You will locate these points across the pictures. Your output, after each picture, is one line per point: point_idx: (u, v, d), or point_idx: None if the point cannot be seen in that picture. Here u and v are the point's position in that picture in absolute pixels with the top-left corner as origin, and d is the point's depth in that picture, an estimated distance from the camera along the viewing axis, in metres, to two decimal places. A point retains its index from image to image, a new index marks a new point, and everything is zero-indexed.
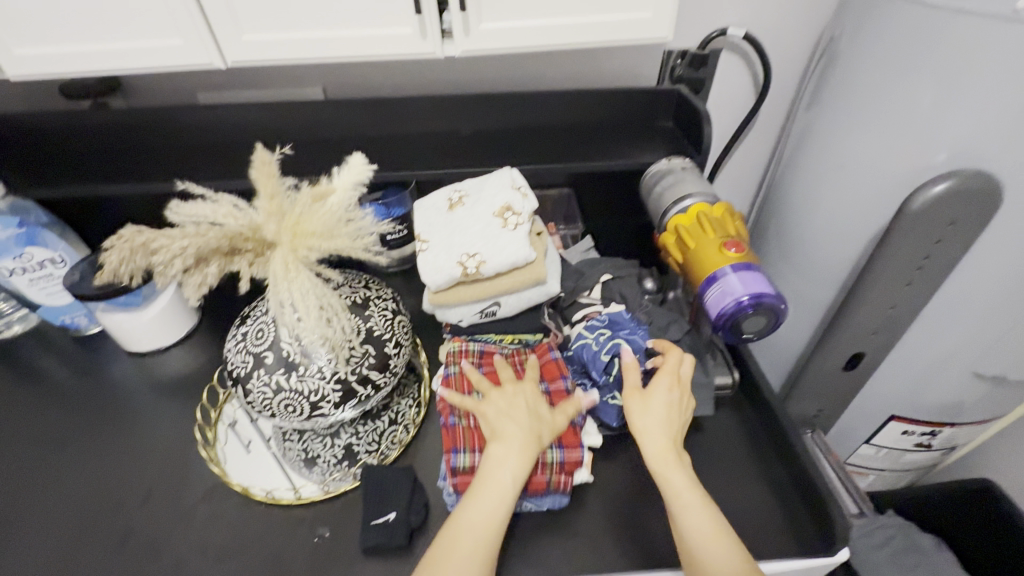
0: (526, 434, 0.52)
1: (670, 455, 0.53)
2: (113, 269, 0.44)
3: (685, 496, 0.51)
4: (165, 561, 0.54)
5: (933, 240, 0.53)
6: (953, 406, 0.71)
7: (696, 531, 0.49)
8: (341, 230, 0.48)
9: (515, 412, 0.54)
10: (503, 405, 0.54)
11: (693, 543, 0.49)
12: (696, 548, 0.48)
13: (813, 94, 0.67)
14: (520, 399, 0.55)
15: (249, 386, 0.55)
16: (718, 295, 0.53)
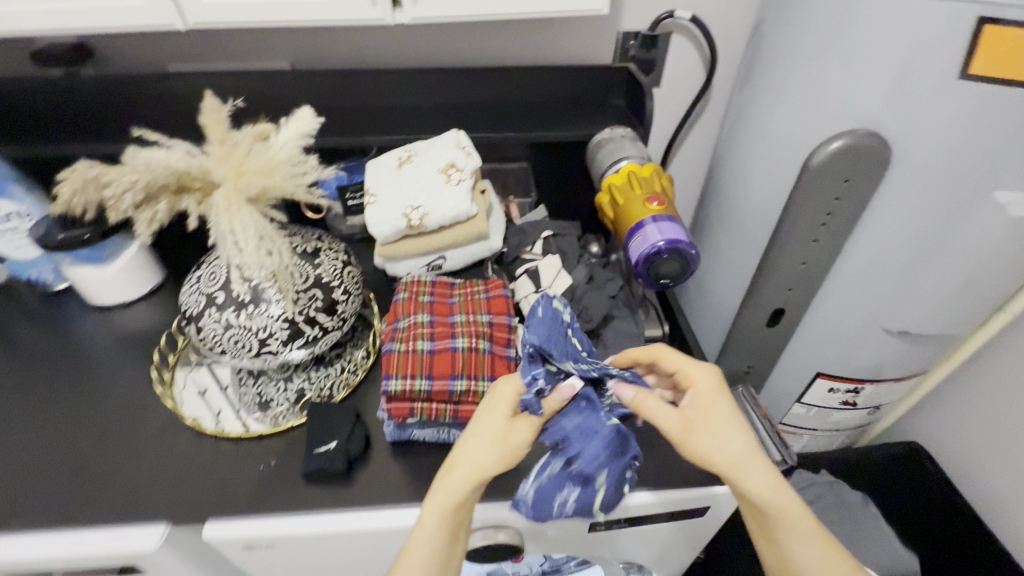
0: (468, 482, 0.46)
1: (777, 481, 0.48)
2: (66, 200, 0.47)
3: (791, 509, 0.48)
4: (118, 485, 0.57)
5: (832, 197, 0.59)
6: (872, 363, 0.75)
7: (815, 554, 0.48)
8: (282, 172, 0.51)
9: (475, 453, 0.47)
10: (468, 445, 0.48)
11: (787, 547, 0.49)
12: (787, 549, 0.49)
13: (745, 69, 0.71)
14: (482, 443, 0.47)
15: (202, 324, 0.58)
16: (638, 243, 0.58)
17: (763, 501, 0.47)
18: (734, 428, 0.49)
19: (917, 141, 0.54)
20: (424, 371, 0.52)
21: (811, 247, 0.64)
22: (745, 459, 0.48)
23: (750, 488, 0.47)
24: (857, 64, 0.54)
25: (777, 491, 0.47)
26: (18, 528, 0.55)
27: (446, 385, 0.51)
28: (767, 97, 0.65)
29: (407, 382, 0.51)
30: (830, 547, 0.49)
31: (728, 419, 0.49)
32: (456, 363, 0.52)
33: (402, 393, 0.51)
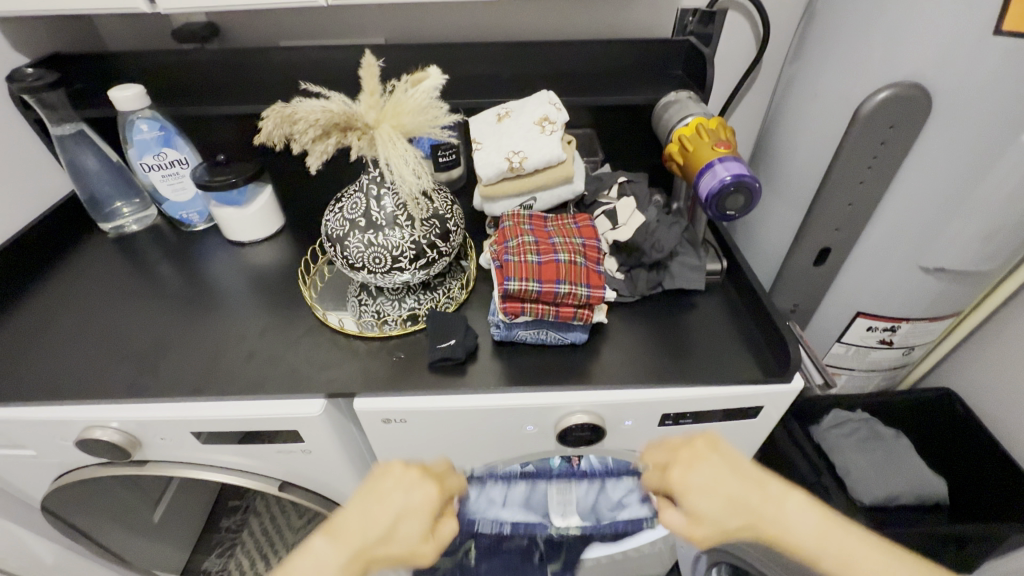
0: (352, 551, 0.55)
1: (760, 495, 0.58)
2: (268, 133, 0.61)
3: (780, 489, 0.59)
4: (284, 366, 0.71)
5: (879, 142, 0.69)
6: (909, 302, 0.84)
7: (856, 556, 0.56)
8: (424, 113, 0.63)
9: (366, 523, 0.56)
10: (399, 492, 0.59)
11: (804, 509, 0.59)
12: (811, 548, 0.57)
13: (797, 40, 0.81)
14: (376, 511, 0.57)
15: (346, 244, 0.72)
16: (708, 180, 0.69)
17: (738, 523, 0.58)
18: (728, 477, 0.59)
19: (955, 93, 0.63)
20: (535, 276, 0.64)
21: (856, 188, 0.74)
22: (738, 510, 0.58)
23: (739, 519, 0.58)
24: (901, 25, 0.63)
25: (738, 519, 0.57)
26: (218, 395, 0.68)
27: (553, 288, 0.64)
28: (818, 57, 0.74)
29: (521, 284, 0.64)
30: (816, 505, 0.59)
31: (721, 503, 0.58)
32: (560, 271, 0.64)
33: (517, 293, 0.64)
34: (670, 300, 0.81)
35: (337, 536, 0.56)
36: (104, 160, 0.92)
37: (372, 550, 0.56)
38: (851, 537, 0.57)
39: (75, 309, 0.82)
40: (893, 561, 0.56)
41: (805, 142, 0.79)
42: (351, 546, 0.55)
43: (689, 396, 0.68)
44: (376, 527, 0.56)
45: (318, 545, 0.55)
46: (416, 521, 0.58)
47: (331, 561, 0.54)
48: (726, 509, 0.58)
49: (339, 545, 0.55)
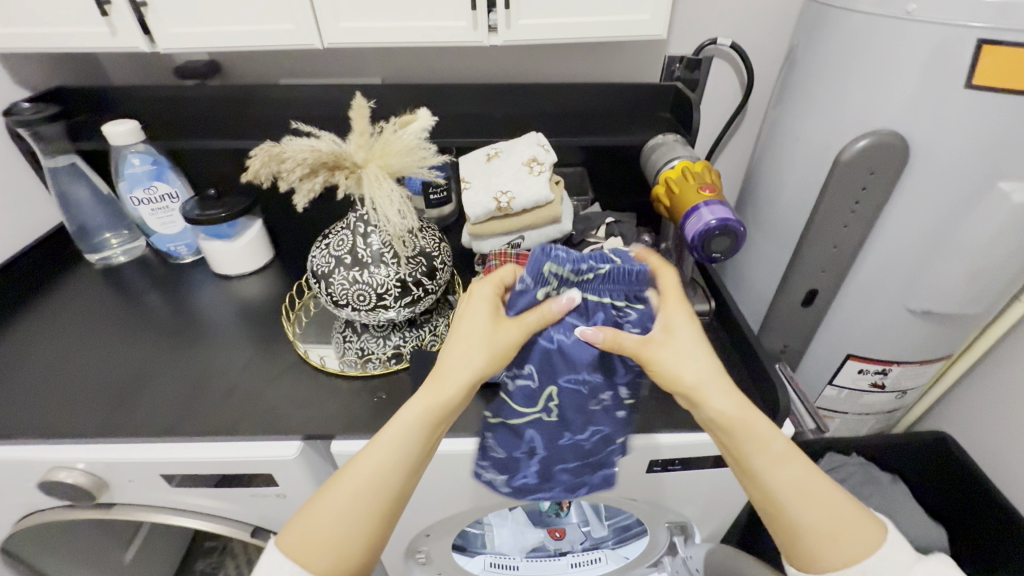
0: (474, 348, 0.54)
1: (740, 405, 0.54)
2: (255, 171, 0.61)
3: (775, 446, 0.52)
4: (260, 405, 0.69)
5: (861, 187, 0.70)
6: (900, 345, 0.84)
7: (786, 488, 0.50)
8: (412, 153, 0.64)
9: (467, 329, 0.55)
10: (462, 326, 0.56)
11: (782, 455, 0.52)
12: (772, 484, 0.51)
13: (780, 87, 0.83)
14: (474, 325, 0.55)
15: (331, 280, 0.71)
16: (693, 223, 0.69)
17: (687, 381, 0.54)
18: (701, 353, 0.55)
19: (931, 140, 0.65)
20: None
21: (841, 231, 0.75)
22: (709, 379, 0.54)
23: (714, 406, 0.53)
24: (877, 75, 0.65)
25: (699, 381, 0.54)
26: (188, 435, 0.65)
27: None
28: (799, 105, 0.76)
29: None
30: (807, 467, 0.52)
31: (702, 356, 0.55)
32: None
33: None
34: None
35: (437, 378, 0.54)
36: (94, 194, 0.92)
37: (462, 379, 0.53)
38: (809, 468, 0.52)
39: (50, 341, 0.80)
40: (847, 522, 0.49)
41: (790, 185, 0.80)
42: (442, 389, 0.53)
43: (677, 442, 0.66)
44: (460, 365, 0.54)
45: (410, 413, 0.53)
46: (485, 329, 0.55)
47: (422, 405, 0.53)
48: (704, 365, 0.54)
49: (430, 391, 0.53)
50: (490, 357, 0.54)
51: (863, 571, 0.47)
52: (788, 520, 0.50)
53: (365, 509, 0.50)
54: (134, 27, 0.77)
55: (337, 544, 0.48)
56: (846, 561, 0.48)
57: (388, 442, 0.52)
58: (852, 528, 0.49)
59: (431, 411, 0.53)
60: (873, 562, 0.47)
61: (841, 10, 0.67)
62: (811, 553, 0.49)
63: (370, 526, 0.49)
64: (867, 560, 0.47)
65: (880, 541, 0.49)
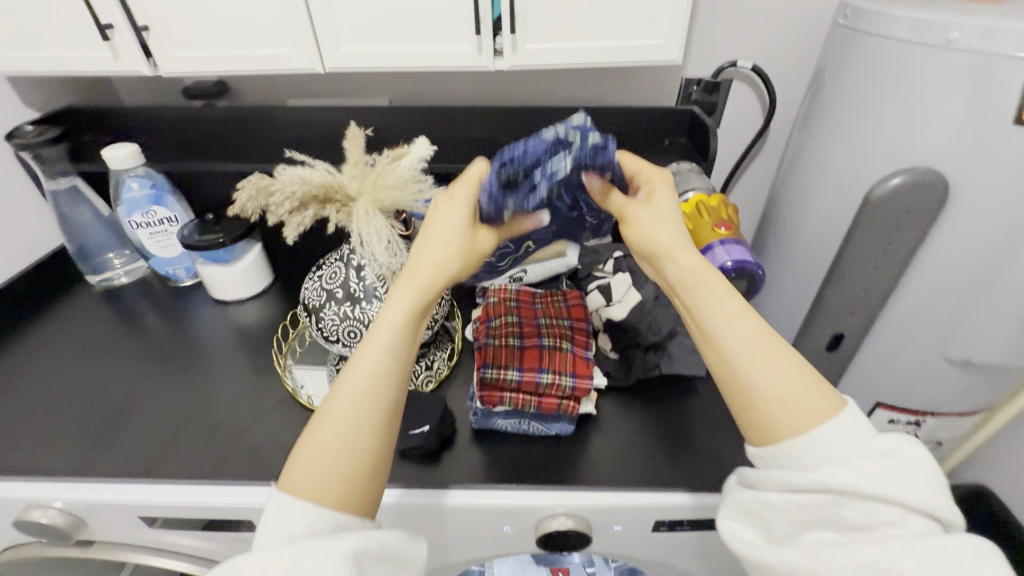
0: (454, 246, 0.51)
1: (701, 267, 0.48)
2: (242, 205, 0.59)
3: (731, 305, 0.46)
4: (244, 445, 0.65)
5: (894, 228, 0.64)
6: (935, 395, 0.77)
7: (741, 350, 0.43)
8: (406, 186, 0.60)
9: (441, 235, 0.51)
10: (432, 232, 0.51)
11: (744, 317, 0.45)
12: (727, 342, 0.44)
13: (805, 114, 0.78)
14: (448, 226, 0.51)
15: (321, 315, 0.68)
16: (707, 263, 0.64)
17: (657, 240, 0.50)
18: (673, 217, 0.52)
19: (974, 178, 0.59)
20: (516, 363, 0.61)
21: (871, 273, 0.69)
22: (679, 238, 0.50)
23: (677, 262, 0.49)
24: (915, 107, 0.60)
25: (670, 240, 0.50)
26: (167, 477, 0.61)
27: (534, 377, 0.60)
28: (825, 136, 0.71)
29: (501, 371, 0.61)
30: (777, 336, 0.44)
31: (673, 218, 0.52)
32: (544, 359, 0.62)
33: (494, 381, 0.60)
34: (668, 385, 0.75)
35: (417, 278, 0.50)
36: (94, 216, 0.90)
37: (444, 272, 0.50)
38: (771, 334, 0.44)
39: (40, 366, 0.78)
40: (812, 388, 0.42)
41: (815, 220, 0.74)
42: (423, 277, 0.50)
43: (687, 504, 0.61)
44: (434, 257, 0.50)
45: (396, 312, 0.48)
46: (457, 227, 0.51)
47: (405, 301, 0.49)
48: (675, 227, 0.51)
49: (409, 284, 0.49)
50: (466, 258, 0.52)
51: (811, 443, 0.40)
52: (742, 383, 0.42)
53: (363, 422, 0.44)
54: (137, 52, 0.76)
55: (344, 476, 0.42)
56: (800, 428, 0.40)
57: (375, 348, 0.46)
58: (805, 395, 0.41)
59: (414, 307, 0.49)
60: (827, 429, 0.40)
61: (873, 36, 0.62)
62: (770, 425, 0.41)
63: (376, 440, 0.44)
64: (819, 428, 0.40)
65: (838, 407, 0.41)
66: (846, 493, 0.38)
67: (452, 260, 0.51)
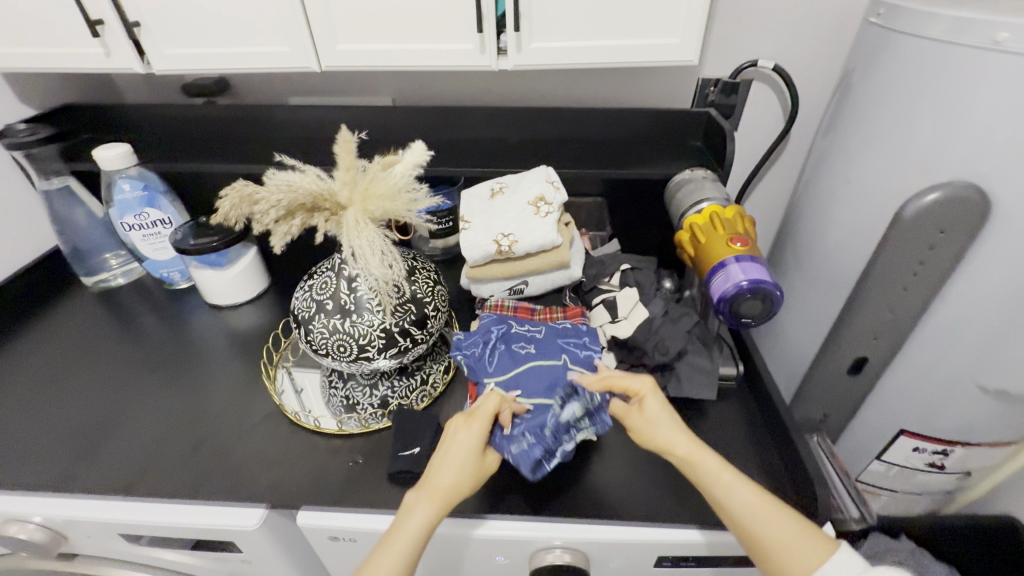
0: (461, 477, 0.52)
1: (696, 444, 0.53)
2: (225, 213, 0.56)
3: (725, 476, 0.50)
4: (227, 461, 0.63)
5: (926, 247, 0.59)
6: (966, 425, 0.71)
7: (745, 511, 0.49)
8: (398, 196, 0.57)
9: (454, 460, 0.52)
10: (445, 458, 0.53)
11: (741, 488, 0.50)
12: (738, 514, 0.49)
13: (830, 119, 0.72)
14: (462, 449, 0.53)
15: (310, 327, 0.65)
16: (720, 282, 0.60)
17: (655, 443, 0.54)
18: (665, 410, 0.55)
19: (1020, 196, 0.53)
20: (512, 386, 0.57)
21: (898, 295, 0.64)
22: (676, 432, 0.54)
23: (678, 450, 0.53)
24: (955, 117, 0.54)
25: (669, 439, 0.53)
26: (147, 494, 0.59)
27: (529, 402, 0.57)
28: (851, 145, 0.66)
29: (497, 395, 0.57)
30: (776, 502, 0.50)
31: (664, 408, 0.56)
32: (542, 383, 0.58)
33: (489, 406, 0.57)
34: (675, 407, 0.70)
35: (428, 486, 0.51)
36: (91, 217, 0.89)
37: (460, 488, 0.51)
38: (770, 500, 0.50)
39: (28, 370, 0.76)
40: (802, 533, 0.47)
41: (838, 235, 0.69)
42: (438, 496, 0.51)
43: (692, 541, 0.57)
44: (450, 475, 0.52)
45: (415, 523, 0.49)
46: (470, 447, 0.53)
47: (424, 516, 0.50)
48: (669, 418, 0.55)
49: (429, 498, 0.50)
50: (476, 476, 0.53)
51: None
52: (757, 542, 0.48)
53: None
54: (129, 50, 0.74)
55: None
56: (805, 569, 0.46)
57: (392, 538, 0.49)
58: (801, 539, 0.47)
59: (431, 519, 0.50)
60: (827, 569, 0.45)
61: (909, 35, 0.57)
62: (783, 564, 0.46)
63: None
64: (820, 566, 0.45)
65: (830, 547, 0.47)
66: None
67: (463, 476, 0.52)
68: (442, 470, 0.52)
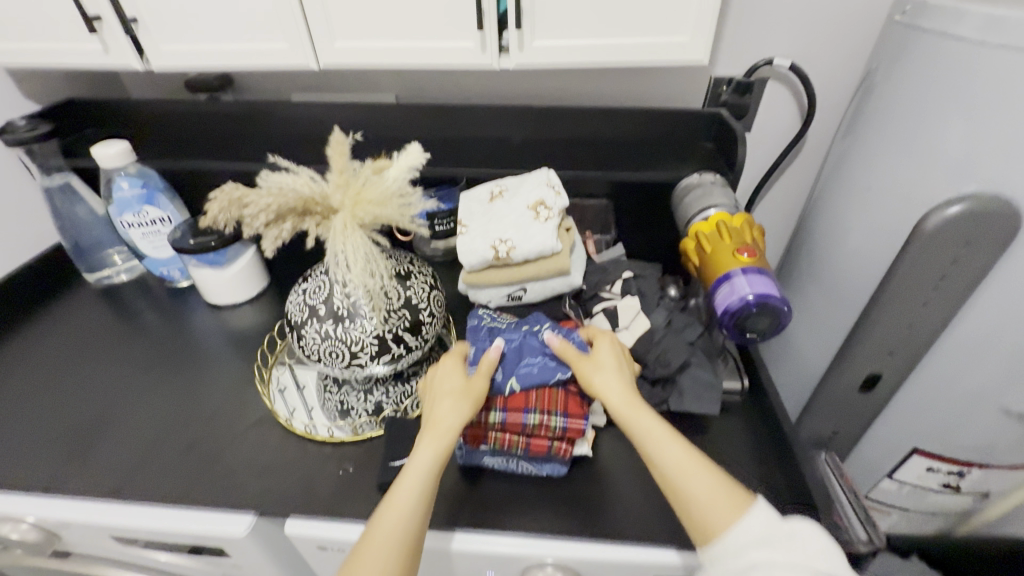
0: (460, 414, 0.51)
1: (633, 400, 0.51)
2: (214, 217, 0.54)
3: (656, 433, 0.49)
4: (218, 466, 0.62)
5: (948, 262, 0.56)
6: (984, 446, 0.68)
7: (672, 466, 0.47)
8: (391, 201, 0.56)
9: (449, 402, 0.52)
10: (443, 404, 0.52)
11: (666, 441, 0.48)
12: (666, 468, 0.47)
13: (849, 122, 0.69)
14: (451, 393, 0.53)
15: (303, 332, 0.64)
16: (725, 294, 0.58)
17: (594, 389, 0.53)
18: (610, 364, 0.54)
19: None
20: (499, 402, 0.56)
21: (916, 310, 0.60)
22: (615, 385, 0.52)
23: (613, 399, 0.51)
24: (983, 123, 0.51)
25: (610, 392, 0.52)
26: (137, 498, 0.59)
27: (520, 418, 0.55)
28: (869, 151, 0.62)
29: (482, 412, 0.56)
30: (699, 454, 0.48)
31: (612, 363, 0.54)
32: (530, 397, 0.56)
33: (476, 423, 0.56)
34: (677, 420, 0.68)
35: (434, 430, 0.50)
36: (93, 214, 0.89)
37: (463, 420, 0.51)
38: (693, 454, 0.48)
39: (27, 367, 0.77)
40: (719, 483, 0.46)
41: (854, 245, 0.66)
42: (446, 436, 0.50)
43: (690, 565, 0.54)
44: (454, 415, 0.51)
45: (425, 460, 0.49)
46: (458, 383, 0.53)
47: (432, 452, 0.49)
48: (616, 373, 0.53)
49: (434, 438, 0.50)
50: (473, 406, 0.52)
51: (736, 537, 0.43)
52: (679, 494, 0.46)
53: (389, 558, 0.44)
54: (127, 47, 0.73)
55: None
56: (727, 525, 0.43)
57: (402, 487, 0.47)
58: (722, 493, 0.45)
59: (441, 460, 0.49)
60: (748, 524, 0.43)
61: (936, 36, 0.53)
62: (704, 521, 0.44)
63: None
64: (741, 520, 0.43)
65: (747, 501, 0.45)
66: (769, 566, 0.40)
67: (464, 409, 0.51)
68: (441, 416, 0.51)
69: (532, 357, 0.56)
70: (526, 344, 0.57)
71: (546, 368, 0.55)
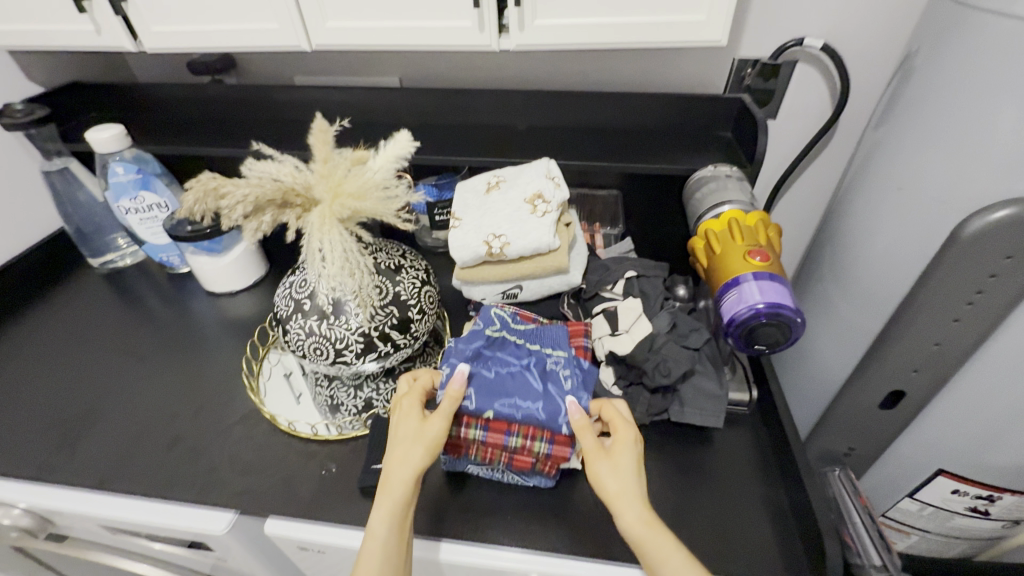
0: (414, 461, 0.49)
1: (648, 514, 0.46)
2: (189, 207, 0.52)
3: (672, 556, 0.44)
4: (202, 462, 0.61)
5: (987, 274, 0.50)
6: (1018, 472, 0.62)
7: None
8: (374, 194, 0.53)
9: (403, 451, 0.49)
10: (397, 452, 0.50)
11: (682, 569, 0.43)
12: None
13: (884, 111, 0.62)
14: (407, 438, 0.50)
15: (288, 327, 0.61)
16: (733, 302, 0.53)
17: (608, 493, 0.47)
18: (630, 465, 0.48)
19: None
20: (480, 421, 0.53)
21: (948, 325, 0.54)
22: (632, 491, 0.47)
23: (627, 511, 0.46)
24: None
25: (625, 497, 0.46)
26: (121, 491, 0.59)
27: (501, 439, 0.53)
28: (906, 145, 0.56)
29: (462, 429, 0.53)
30: None
31: (631, 464, 0.48)
32: (513, 422, 0.53)
33: (456, 437, 0.54)
34: (678, 432, 0.64)
35: (389, 491, 0.48)
36: (93, 199, 0.89)
37: (413, 475, 0.48)
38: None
39: (27, 352, 0.77)
40: None
41: (882, 248, 0.60)
42: (394, 496, 0.48)
43: None
44: (404, 470, 0.48)
45: (378, 528, 0.47)
46: (413, 428, 0.50)
47: (385, 516, 0.47)
48: (635, 476, 0.48)
49: (387, 499, 0.48)
50: (428, 449, 0.49)
51: None
52: None
53: None
54: (119, 29, 0.71)
55: None
56: None
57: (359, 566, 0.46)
58: None
59: (395, 519, 0.47)
60: None
61: (991, 13, 0.46)
62: None
63: None
64: None
65: None
66: None
67: (418, 458, 0.49)
68: (394, 471, 0.49)
69: (525, 389, 0.53)
70: (521, 378, 0.54)
71: (530, 418, 0.52)
